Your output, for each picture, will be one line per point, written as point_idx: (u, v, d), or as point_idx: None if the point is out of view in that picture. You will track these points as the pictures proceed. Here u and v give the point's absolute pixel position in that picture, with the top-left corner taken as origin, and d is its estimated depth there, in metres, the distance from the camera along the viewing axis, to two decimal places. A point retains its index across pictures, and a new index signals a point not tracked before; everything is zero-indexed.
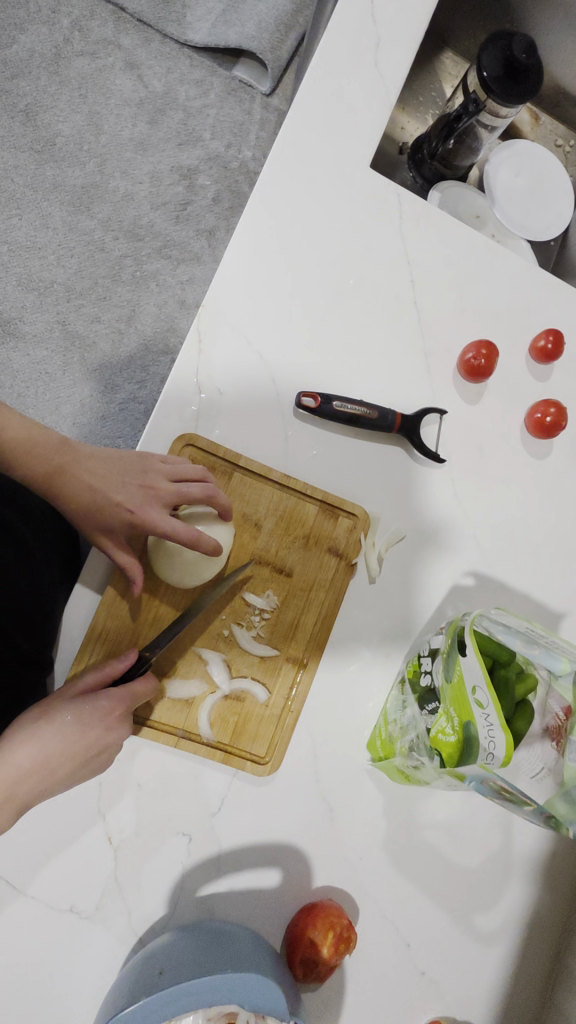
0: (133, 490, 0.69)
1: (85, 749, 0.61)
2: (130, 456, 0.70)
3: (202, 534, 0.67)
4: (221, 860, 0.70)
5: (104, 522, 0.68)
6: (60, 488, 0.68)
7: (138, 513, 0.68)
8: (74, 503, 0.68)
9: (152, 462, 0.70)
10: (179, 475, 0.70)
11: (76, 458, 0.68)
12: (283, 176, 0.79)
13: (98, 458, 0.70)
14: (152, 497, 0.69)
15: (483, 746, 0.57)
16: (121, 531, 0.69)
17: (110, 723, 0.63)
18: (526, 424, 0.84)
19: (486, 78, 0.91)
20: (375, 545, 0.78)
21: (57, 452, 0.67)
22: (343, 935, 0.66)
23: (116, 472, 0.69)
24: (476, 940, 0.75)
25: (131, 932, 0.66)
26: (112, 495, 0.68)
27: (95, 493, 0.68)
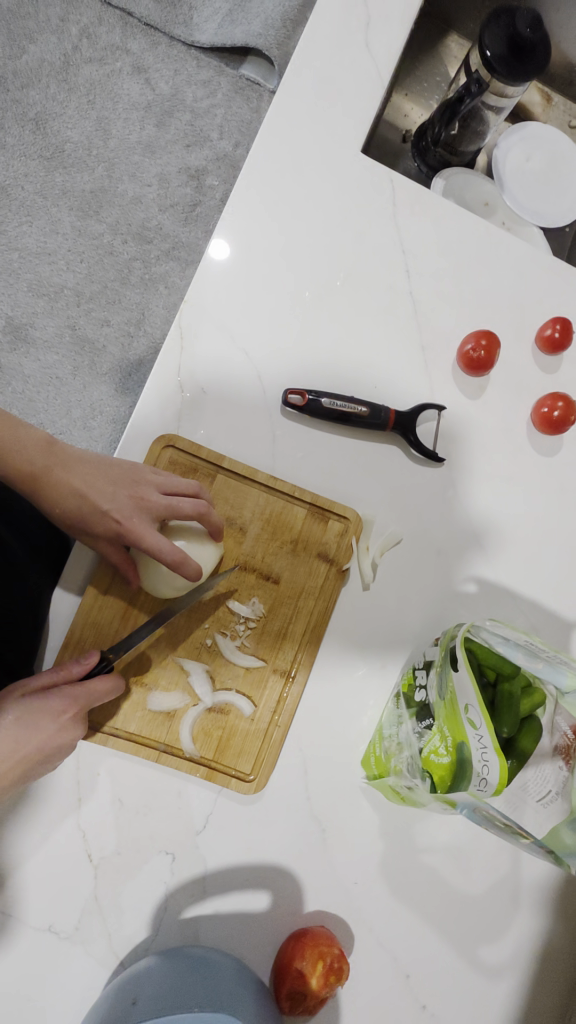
0: (122, 499, 0.65)
1: (36, 753, 0.57)
2: (120, 463, 0.67)
3: (187, 557, 0.64)
4: (207, 882, 0.66)
5: (88, 528, 0.65)
6: (44, 489, 0.64)
7: (124, 524, 0.64)
8: (57, 505, 0.65)
9: (144, 472, 0.67)
10: (170, 487, 0.67)
11: (63, 459, 0.65)
12: (270, 166, 0.76)
13: (87, 461, 0.66)
14: (141, 509, 0.65)
15: (476, 769, 0.54)
16: (104, 539, 0.66)
17: (64, 724, 0.59)
18: (532, 419, 0.79)
19: (489, 57, 0.84)
20: (369, 550, 0.74)
21: (42, 451, 0.64)
22: (334, 966, 0.62)
23: (105, 478, 0.65)
24: (480, 972, 0.70)
25: (112, 955, 0.63)
26: (100, 502, 0.64)
27: (79, 496, 0.64)
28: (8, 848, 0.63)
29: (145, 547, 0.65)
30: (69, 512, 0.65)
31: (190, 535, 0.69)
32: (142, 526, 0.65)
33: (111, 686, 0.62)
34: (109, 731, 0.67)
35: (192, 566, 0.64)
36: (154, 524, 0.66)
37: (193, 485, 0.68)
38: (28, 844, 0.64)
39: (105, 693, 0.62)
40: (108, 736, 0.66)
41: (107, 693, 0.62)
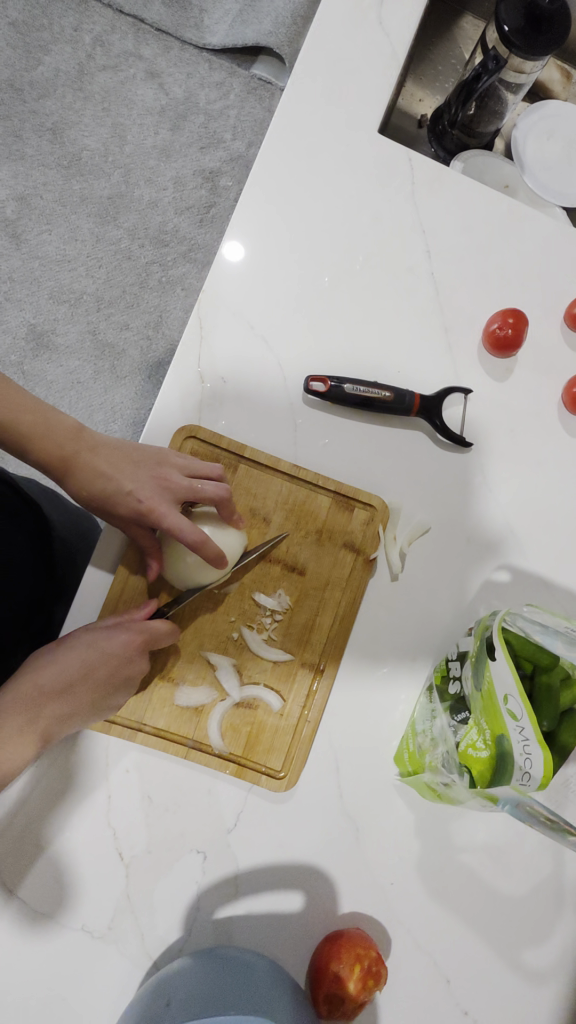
0: (145, 481, 0.64)
1: (106, 679, 0.61)
2: (144, 447, 0.66)
3: (210, 540, 0.63)
4: (240, 881, 0.65)
5: (110, 510, 0.65)
6: (73, 474, 0.65)
7: (146, 505, 0.64)
8: (82, 488, 0.65)
9: (168, 455, 0.66)
10: (194, 470, 0.66)
11: (90, 444, 0.65)
12: (283, 152, 0.75)
13: (112, 444, 0.66)
14: (163, 490, 0.65)
15: (518, 765, 0.51)
16: (127, 522, 0.65)
17: (131, 653, 0.62)
18: (563, 400, 0.76)
19: (506, 33, 0.81)
20: (397, 539, 0.72)
21: (70, 436, 0.64)
22: (372, 969, 0.60)
23: (129, 461, 0.65)
24: (524, 977, 0.67)
25: (145, 955, 0.63)
26: (123, 483, 0.64)
27: (106, 481, 0.64)
28: (38, 846, 0.63)
29: (168, 528, 0.64)
30: (92, 495, 0.65)
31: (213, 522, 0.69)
32: (167, 509, 0.64)
33: (168, 629, 0.64)
34: (137, 728, 0.66)
35: (213, 549, 0.63)
36: (177, 506, 0.66)
37: (218, 469, 0.67)
38: (58, 842, 0.63)
39: (165, 636, 0.63)
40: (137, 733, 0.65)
41: (168, 636, 0.64)
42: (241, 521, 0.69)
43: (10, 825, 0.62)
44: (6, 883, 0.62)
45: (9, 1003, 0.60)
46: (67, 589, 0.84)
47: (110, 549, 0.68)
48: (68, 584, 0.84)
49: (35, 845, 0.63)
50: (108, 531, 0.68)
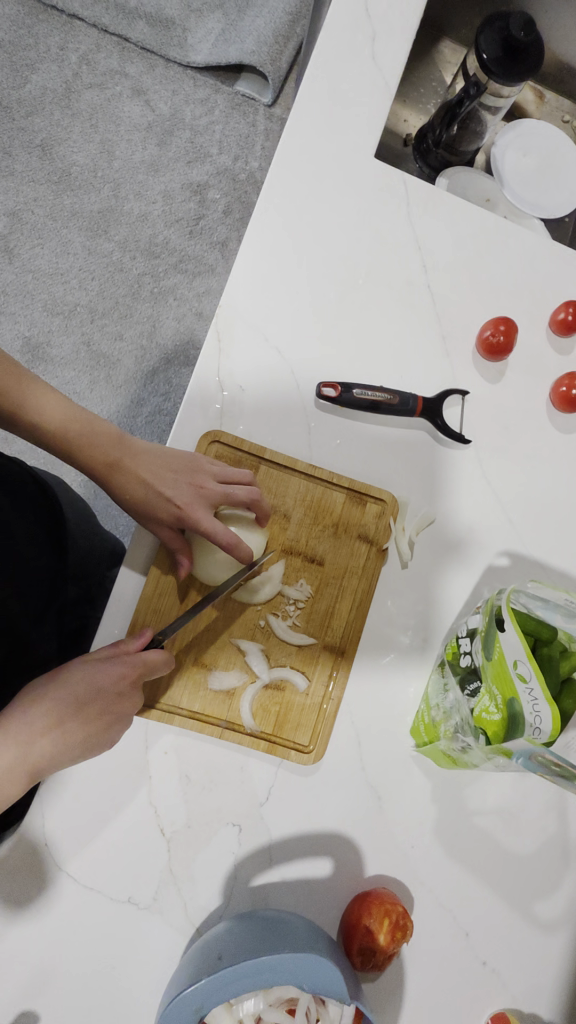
0: (182, 487, 0.70)
1: (96, 724, 0.61)
2: (180, 453, 0.72)
3: (240, 542, 0.69)
4: (272, 851, 0.70)
5: (149, 511, 0.70)
6: (113, 476, 0.70)
7: (183, 508, 0.69)
8: (123, 490, 0.70)
9: (202, 462, 0.71)
10: (225, 477, 0.71)
11: (131, 450, 0.71)
12: (288, 177, 0.81)
13: (150, 450, 0.71)
14: (199, 496, 0.70)
15: (528, 722, 0.58)
16: (163, 524, 0.70)
17: (120, 694, 0.63)
18: (551, 399, 0.83)
19: (485, 61, 0.88)
20: (406, 530, 0.78)
21: (111, 441, 0.70)
22: (399, 922, 0.65)
23: (167, 467, 0.70)
24: (536, 927, 0.73)
25: (189, 923, 0.67)
26: (162, 488, 0.69)
27: (145, 485, 0.70)
28: (79, 828, 0.67)
29: (203, 531, 0.70)
30: (132, 496, 0.70)
31: (239, 524, 0.74)
32: (201, 513, 0.70)
33: (163, 659, 0.65)
34: (175, 712, 0.70)
35: (245, 550, 0.69)
36: (211, 510, 0.71)
37: (247, 474, 0.72)
38: (97, 822, 0.68)
39: (161, 667, 0.64)
40: (174, 716, 0.70)
41: (161, 666, 0.65)
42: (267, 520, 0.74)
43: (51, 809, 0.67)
44: (56, 860, 0.66)
45: (62, 973, 0.65)
46: (79, 575, 0.88)
47: (143, 546, 0.73)
48: (78, 569, 0.88)
49: (75, 826, 0.67)
50: (140, 531, 0.72)
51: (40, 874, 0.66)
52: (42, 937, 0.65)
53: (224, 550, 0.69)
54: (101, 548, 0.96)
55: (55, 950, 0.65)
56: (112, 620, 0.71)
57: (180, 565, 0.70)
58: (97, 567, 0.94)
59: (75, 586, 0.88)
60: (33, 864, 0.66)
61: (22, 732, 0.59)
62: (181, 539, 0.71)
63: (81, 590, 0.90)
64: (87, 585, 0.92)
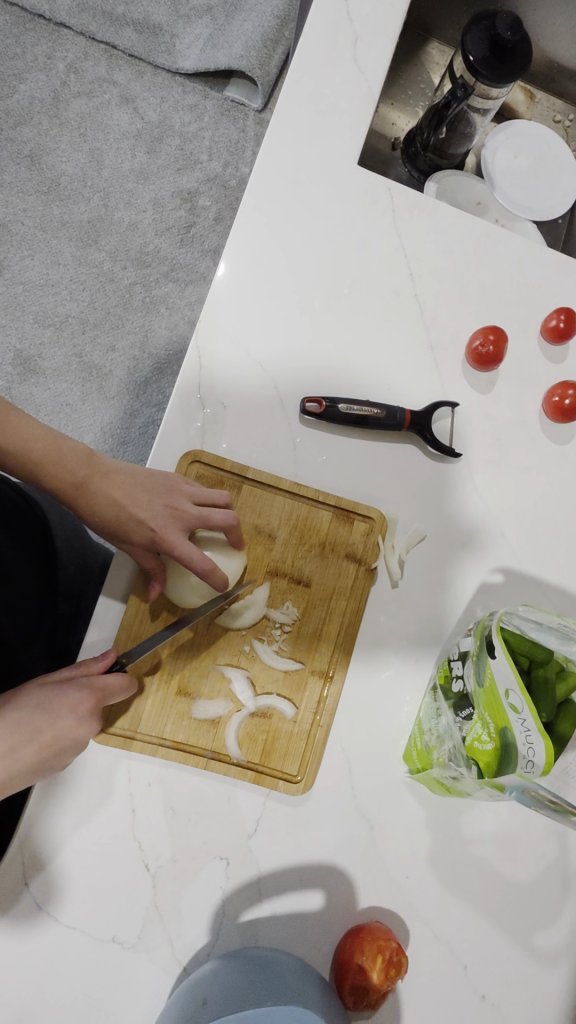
0: (157, 509, 0.68)
1: (51, 744, 0.58)
2: (154, 472, 0.70)
3: (216, 567, 0.67)
4: (262, 884, 0.68)
5: (122, 534, 0.68)
6: (85, 498, 0.68)
7: (158, 531, 0.67)
8: (94, 512, 0.68)
9: (178, 482, 0.69)
10: (203, 497, 0.69)
11: (102, 470, 0.68)
12: (270, 185, 0.79)
13: (123, 470, 0.69)
14: (175, 518, 0.68)
15: (522, 753, 0.55)
16: (138, 546, 0.68)
17: (79, 717, 0.60)
18: (544, 408, 0.81)
19: (471, 62, 0.85)
20: (395, 548, 0.76)
21: (83, 461, 0.68)
22: (393, 960, 0.63)
23: (141, 488, 0.68)
24: (537, 959, 0.71)
25: (176, 961, 0.65)
26: (136, 509, 0.67)
27: (118, 506, 0.67)
28: (61, 865, 0.65)
29: (178, 555, 0.68)
30: (104, 519, 0.68)
31: (215, 547, 0.72)
32: (176, 535, 0.68)
33: (124, 686, 0.63)
34: (158, 743, 0.68)
35: (221, 578, 0.68)
36: (186, 532, 0.69)
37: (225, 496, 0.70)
38: (80, 858, 0.65)
39: (120, 692, 0.63)
40: (157, 748, 0.68)
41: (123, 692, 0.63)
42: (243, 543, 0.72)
43: (31, 847, 0.64)
44: (38, 899, 0.64)
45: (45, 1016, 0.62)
46: (67, 593, 0.85)
47: (124, 569, 0.71)
48: (67, 588, 0.85)
49: (57, 863, 0.65)
50: (121, 555, 0.70)
51: (21, 914, 0.63)
52: (25, 979, 0.62)
53: (199, 576, 0.68)
54: (95, 565, 0.93)
55: (36, 992, 0.62)
56: (94, 647, 0.69)
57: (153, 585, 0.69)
58: (89, 585, 0.90)
59: (65, 604, 0.85)
60: (15, 903, 0.63)
61: None
62: (156, 560, 0.69)
63: (73, 609, 0.86)
64: (80, 603, 0.88)
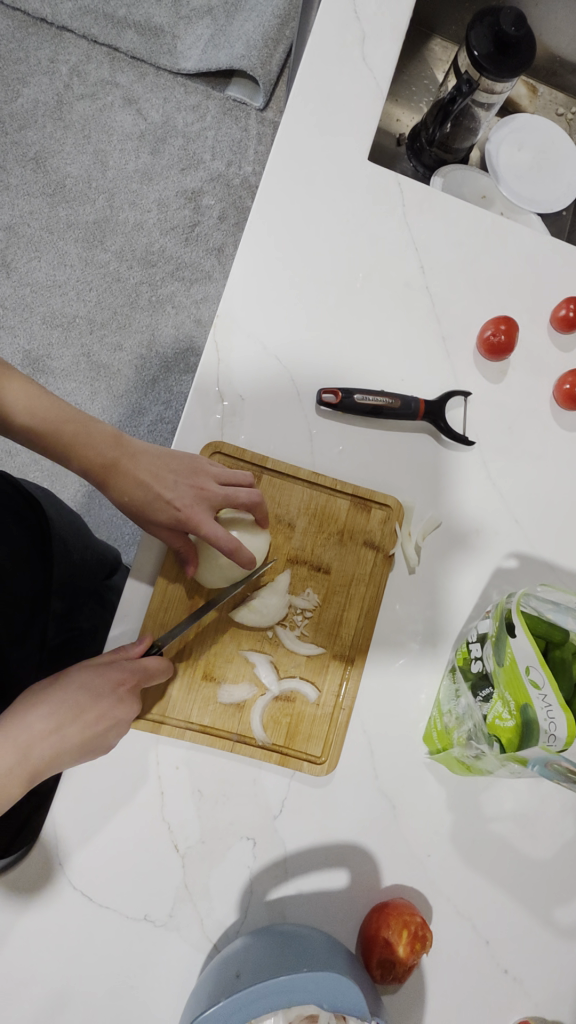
0: (183, 489, 0.70)
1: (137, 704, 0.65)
2: (180, 454, 0.72)
3: (242, 546, 0.69)
4: (288, 864, 0.69)
5: (149, 514, 0.70)
6: (113, 479, 0.70)
7: (184, 512, 0.70)
8: (122, 493, 0.70)
9: (202, 465, 0.71)
10: (227, 479, 0.71)
11: (130, 452, 0.70)
12: (283, 181, 0.81)
13: (149, 452, 0.71)
14: (200, 498, 0.70)
15: (543, 728, 0.56)
16: (165, 527, 0.70)
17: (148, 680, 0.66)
18: (554, 397, 0.83)
19: (476, 58, 0.87)
20: (412, 535, 0.78)
21: (111, 443, 0.70)
22: (418, 934, 0.65)
23: (168, 469, 0.70)
24: (557, 934, 0.72)
25: (206, 939, 0.66)
26: (163, 491, 0.69)
27: (146, 487, 0.70)
28: (92, 847, 0.67)
29: (204, 533, 0.70)
30: (132, 500, 0.70)
31: (240, 527, 0.74)
32: (202, 516, 0.70)
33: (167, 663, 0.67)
34: (185, 727, 0.70)
35: (247, 555, 0.69)
36: (212, 513, 0.71)
37: (249, 478, 0.72)
38: (111, 839, 0.67)
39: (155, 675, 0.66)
40: (186, 730, 0.70)
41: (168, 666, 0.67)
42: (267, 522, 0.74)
43: (61, 829, 0.66)
44: (72, 881, 0.66)
45: (81, 993, 0.64)
46: (67, 586, 0.87)
47: (148, 559, 0.73)
48: (67, 580, 0.87)
49: (88, 844, 0.67)
50: (145, 545, 0.73)
51: (55, 894, 0.65)
52: (59, 957, 0.64)
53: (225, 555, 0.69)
54: (94, 560, 0.95)
55: (71, 970, 0.64)
56: (120, 636, 0.71)
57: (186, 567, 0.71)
58: (87, 579, 0.92)
59: (63, 596, 0.87)
60: (48, 883, 0.65)
61: (79, 698, 0.63)
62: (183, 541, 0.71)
63: (71, 601, 0.88)
64: (77, 595, 0.90)
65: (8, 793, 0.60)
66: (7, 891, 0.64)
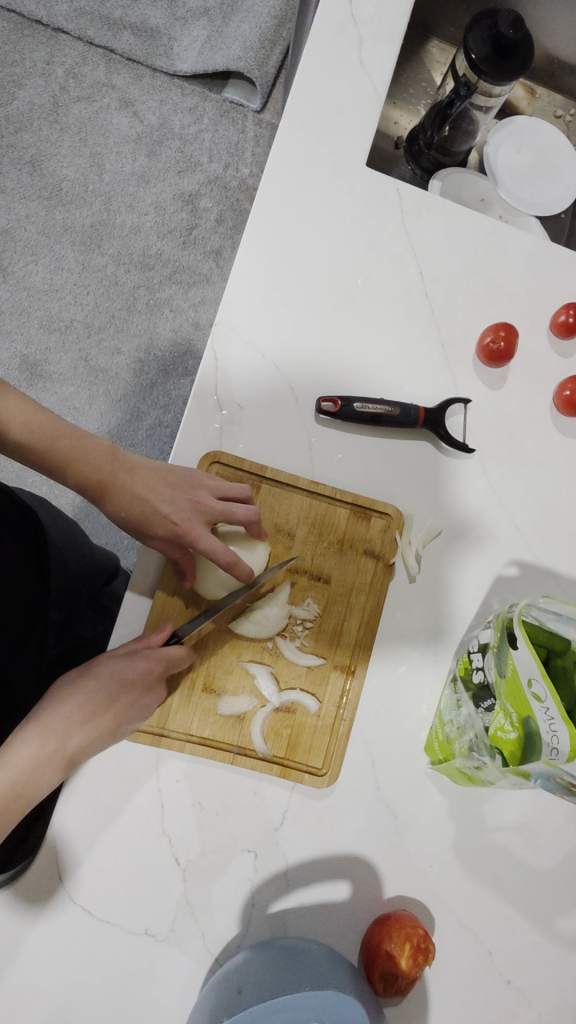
0: (180, 502, 0.69)
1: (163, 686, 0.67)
2: (176, 468, 0.71)
3: (239, 559, 0.69)
4: (290, 876, 0.69)
5: (146, 529, 0.70)
6: (110, 495, 0.70)
7: (181, 526, 0.69)
8: (119, 507, 0.70)
9: (199, 477, 0.71)
10: (224, 492, 0.71)
11: (126, 467, 0.70)
12: (281, 186, 0.80)
13: (145, 466, 0.71)
14: (197, 511, 0.70)
15: (546, 742, 0.55)
16: (162, 541, 0.70)
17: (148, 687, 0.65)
18: (555, 402, 0.82)
19: (473, 61, 0.86)
20: (412, 543, 0.77)
21: (106, 458, 0.69)
22: (421, 946, 0.64)
23: (165, 482, 0.70)
24: (561, 945, 0.72)
25: (207, 953, 0.66)
26: (160, 506, 0.69)
27: (143, 502, 0.69)
28: (92, 860, 0.66)
29: (202, 547, 0.69)
30: (129, 514, 0.70)
31: (238, 539, 0.73)
32: (199, 530, 0.69)
33: (185, 653, 0.67)
34: (185, 739, 0.69)
35: (243, 568, 0.69)
36: (210, 526, 0.71)
37: (246, 489, 0.72)
38: (109, 852, 0.67)
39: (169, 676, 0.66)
40: (185, 743, 0.69)
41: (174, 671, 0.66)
42: (266, 534, 0.74)
43: (60, 844, 0.66)
44: (73, 895, 0.65)
45: (81, 1008, 0.64)
46: (65, 595, 0.86)
47: (147, 570, 0.72)
48: (65, 589, 0.86)
49: (87, 858, 0.66)
50: (144, 557, 0.72)
51: (56, 908, 0.65)
52: (59, 972, 0.64)
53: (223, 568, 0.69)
54: (91, 568, 0.94)
55: (71, 986, 0.64)
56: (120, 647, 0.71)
57: (184, 579, 0.70)
58: (84, 587, 0.91)
59: (61, 606, 0.86)
60: (48, 897, 0.65)
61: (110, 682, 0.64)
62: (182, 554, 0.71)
63: (68, 611, 0.88)
64: (75, 604, 0.90)
65: (46, 782, 0.60)
66: (7, 906, 0.64)
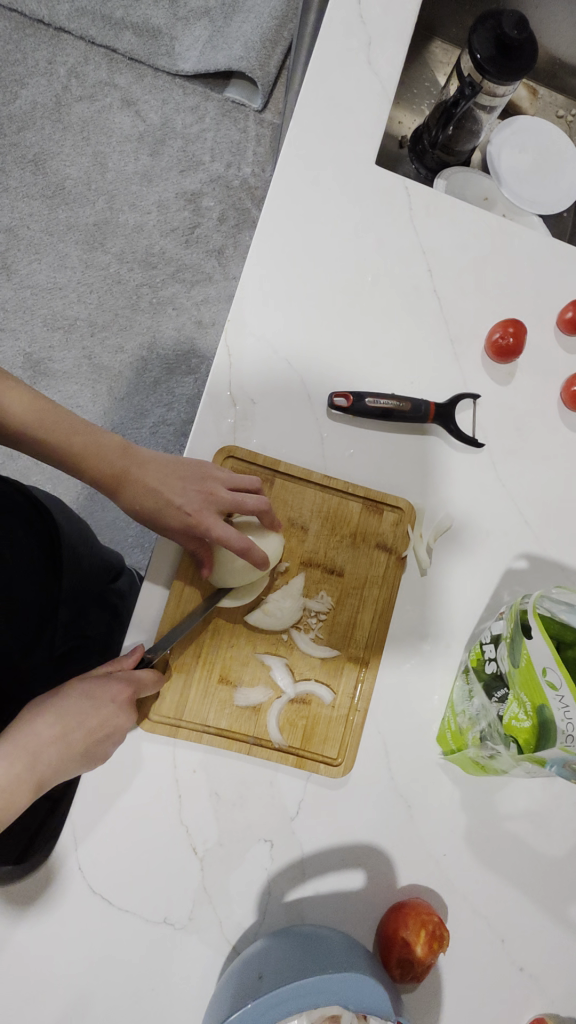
0: (191, 494, 0.70)
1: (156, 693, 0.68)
2: (187, 461, 0.72)
3: (253, 547, 0.69)
4: (305, 865, 0.70)
5: (161, 521, 0.71)
6: (124, 489, 0.71)
7: (194, 517, 0.70)
8: (133, 501, 0.71)
9: (210, 470, 0.71)
10: (236, 483, 0.71)
11: (138, 462, 0.71)
12: (290, 184, 0.81)
13: (157, 460, 0.72)
14: (209, 502, 0.70)
15: (560, 730, 0.56)
16: (177, 533, 0.71)
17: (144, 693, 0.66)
18: (562, 398, 0.83)
19: (478, 61, 0.87)
20: (423, 537, 0.78)
21: (118, 453, 0.70)
22: (436, 933, 0.65)
23: (177, 475, 0.71)
24: (571, 931, 0.73)
25: (225, 941, 0.67)
26: (173, 498, 0.70)
27: (156, 495, 0.70)
28: (109, 851, 0.67)
29: (216, 536, 0.70)
30: (144, 508, 0.71)
31: (253, 530, 0.74)
32: (211, 519, 0.70)
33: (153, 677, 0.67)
34: (202, 730, 0.70)
35: (258, 555, 0.69)
36: (222, 516, 0.71)
37: (257, 481, 0.73)
38: (127, 843, 0.67)
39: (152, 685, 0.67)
40: (202, 733, 0.70)
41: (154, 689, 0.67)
42: (279, 525, 0.74)
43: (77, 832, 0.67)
44: (92, 885, 0.66)
45: (101, 996, 0.64)
46: (75, 591, 0.87)
47: (162, 563, 0.73)
48: (75, 585, 0.87)
49: (105, 848, 0.67)
50: (159, 550, 0.73)
51: (74, 898, 0.65)
52: (77, 960, 0.64)
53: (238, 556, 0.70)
54: (100, 565, 0.95)
55: (91, 974, 0.64)
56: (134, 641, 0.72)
57: (201, 569, 0.71)
58: (93, 584, 0.92)
59: (71, 602, 0.87)
60: (66, 887, 0.65)
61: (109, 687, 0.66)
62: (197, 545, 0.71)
63: (78, 607, 0.88)
64: (84, 600, 0.90)
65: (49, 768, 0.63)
66: (25, 897, 0.64)
